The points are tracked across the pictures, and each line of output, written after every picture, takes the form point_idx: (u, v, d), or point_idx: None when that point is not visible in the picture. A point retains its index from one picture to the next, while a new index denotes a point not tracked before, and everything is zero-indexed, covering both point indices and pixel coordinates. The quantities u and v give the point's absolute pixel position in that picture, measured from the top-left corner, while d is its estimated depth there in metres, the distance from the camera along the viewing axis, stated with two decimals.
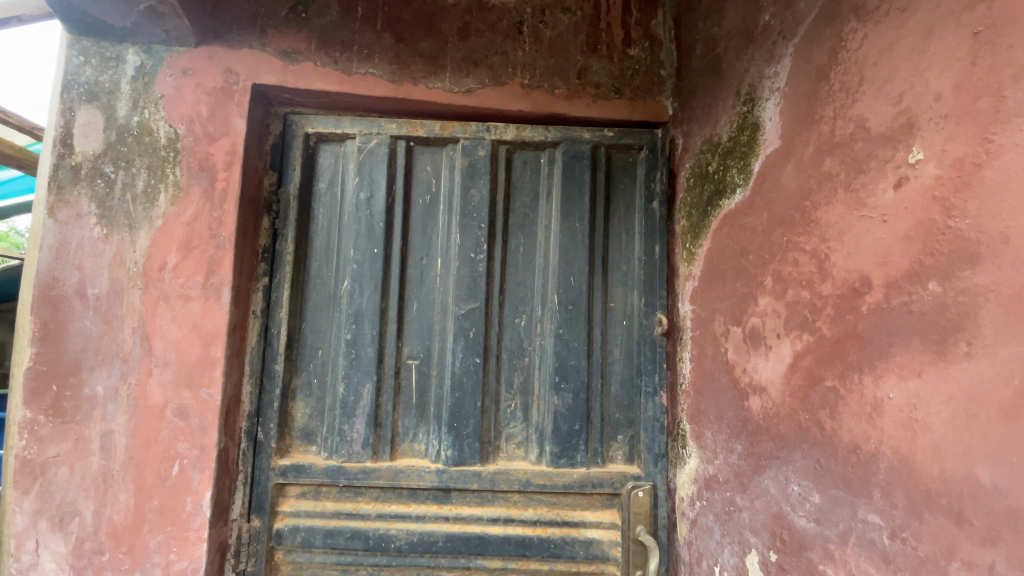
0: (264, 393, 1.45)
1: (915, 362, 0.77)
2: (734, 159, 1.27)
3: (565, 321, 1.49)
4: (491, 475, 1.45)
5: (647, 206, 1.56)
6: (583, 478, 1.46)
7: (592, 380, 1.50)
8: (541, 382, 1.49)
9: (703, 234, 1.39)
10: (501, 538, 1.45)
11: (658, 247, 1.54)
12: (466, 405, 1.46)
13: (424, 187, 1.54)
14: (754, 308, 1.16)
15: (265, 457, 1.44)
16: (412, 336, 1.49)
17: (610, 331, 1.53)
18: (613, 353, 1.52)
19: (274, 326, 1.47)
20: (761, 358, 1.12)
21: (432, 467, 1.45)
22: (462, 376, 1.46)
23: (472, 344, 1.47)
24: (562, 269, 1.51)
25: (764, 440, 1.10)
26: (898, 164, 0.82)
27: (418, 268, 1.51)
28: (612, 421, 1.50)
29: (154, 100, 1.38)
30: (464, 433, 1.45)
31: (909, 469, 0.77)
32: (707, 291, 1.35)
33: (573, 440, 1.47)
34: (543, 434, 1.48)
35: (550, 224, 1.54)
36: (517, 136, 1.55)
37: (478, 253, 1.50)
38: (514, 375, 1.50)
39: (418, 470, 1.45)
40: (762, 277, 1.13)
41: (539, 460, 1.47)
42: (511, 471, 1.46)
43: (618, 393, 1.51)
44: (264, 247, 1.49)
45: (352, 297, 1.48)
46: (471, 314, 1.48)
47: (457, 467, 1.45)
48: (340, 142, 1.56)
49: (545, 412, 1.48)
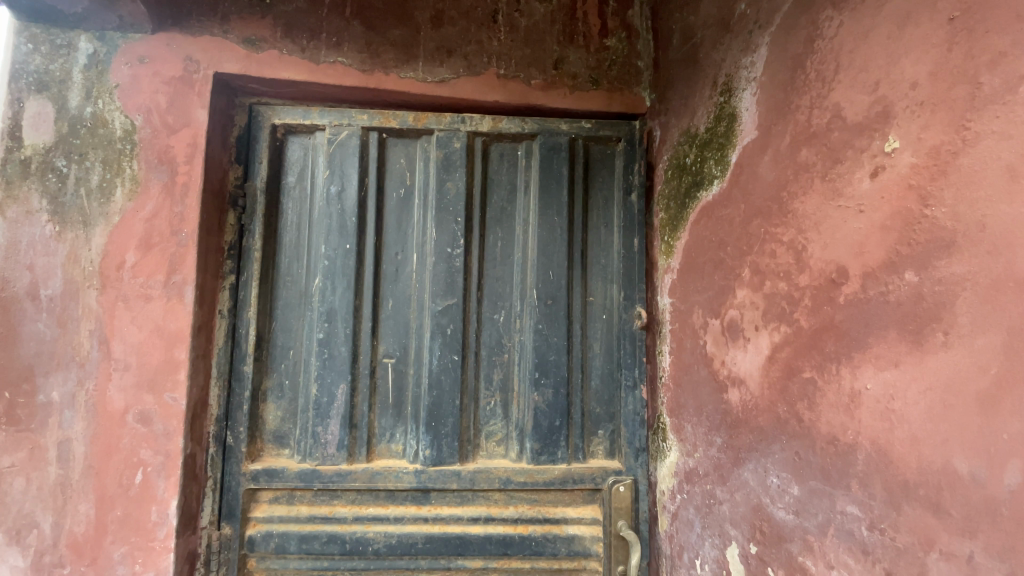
0: (232, 395, 1.40)
1: (892, 353, 0.77)
2: (711, 150, 1.26)
3: (545, 316, 1.47)
4: (471, 474, 1.43)
5: (626, 199, 1.54)
6: (564, 474, 1.44)
7: (573, 375, 1.48)
8: (521, 379, 1.47)
9: (682, 226, 1.38)
10: (482, 537, 1.42)
11: (637, 240, 1.52)
12: (444, 403, 1.43)
13: (398, 180, 1.49)
14: (732, 300, 1.15)
15: (234, 462, 1.38)
16: (388, 334, 1.45)
17: (590, 325, 1.51)
18: (594, 347, 1.50)
19: (243, 325, 1.41)
20: (739, 350, 1.11)
21: (410, 467, 1.41)
22: (440, 374, 1.43)
23: (451, 341, 1.44)
24: (541, 263, 1.48)
25: (743, 433, 1.09)
26: (875, 152, 0.82)
27: (394, 264, 1.47)
28: (593, 416, 1.49)
29: (108, 90, 1.31)
30: (443, 432, 1.42)
31: (887, 460, 0.77)
32: (685, 284, 1.34)
33: (554, 436, 1.45)
34: (523, 431, 1.45)
35: (529, 217, 1.51)
36: (493, 127, 1.51)
37: (455, 248, 1.47)
38: (494, 372, 1.47)
39: (396, 471, 1.41)
40: (738, 270, 1.13)
41: (519, 457, 1.45)
42: (491, 469, 1.43)
43: (598, 388, 1.49)
44: (231, 244, 1.43)
45: (324, 295, 1.43)
46: (448, 311, 1.45)
47: (436, 466, 1.42)
48: (309, 133, 1.50)
49: (525, 408, 1.45)
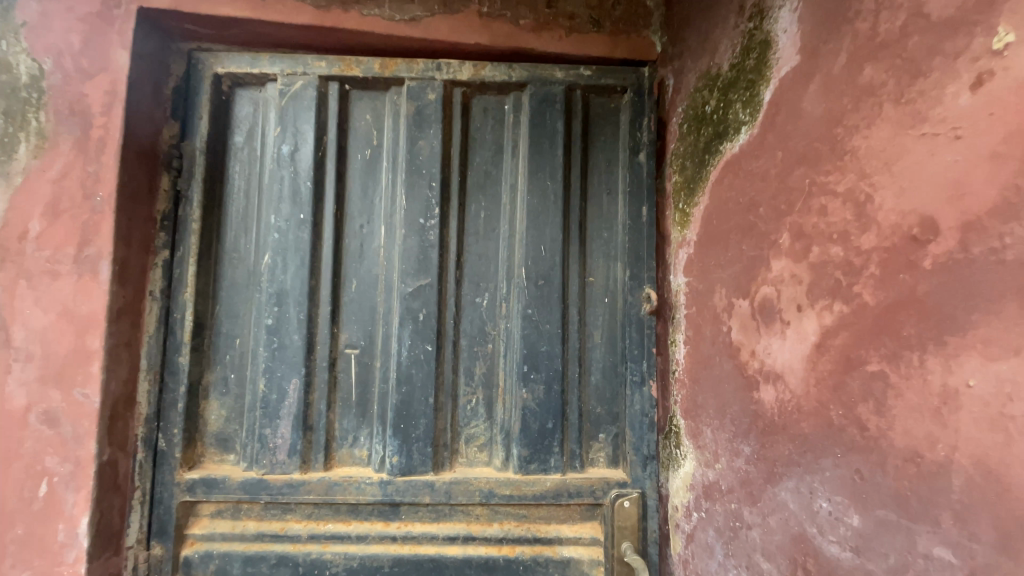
0: (166, 390, 1.20)
1: (1012, 335, 0.54)
2: (737, 91, 1.02)
3: (535, 299, 1.22)
4: (445, 486, 1.19)
5: (633, 159, 1.28)
6: (558, 486, 1.20)
7: (568, 369, 1.23)
8: (507, 374, 1.22)
9: (700, 188, 1.14)
10: (460, 560, 1.19)
11: (647, 209, 1.27)
12: (414, 404, 1.19)
13: (363, 139, 1.26)
14: (765, 275, 0.91)
15: (168, 471, 1.19)
16: (350, 320, 1.23)
17: (590, 310, 1.26)
18: (594, 336, 1.26)
19: (178, 309, 1.21)
20: (776, 337, 0.87)
21: (374, 478, 1.19)
22: (411, 368, 1.19)
23: (423, 329, 1.21)
24: (532, 236, 1.24)
25: (780, 442, 0.86)
26: (977, 54, 0.58)
27: (358, 238, 1.25)
28: (593, 417, 1.24)
29: (12, 28, 1.09)
30: (412, 436, 1.19)
31: (1000, 488, 0.54)
32: (704, 258, 1.10)
33: (545, 442, 1.20)
34: (510, 434, 1.21)
35: (517, 182, 1.26)
36: (475, 76, 1.27)
37: (429, 218, 1.23)
38: (475, 366, 1.23)
39: (358, 482, 1.19)
40: (774, 236, 0.89)
41: (505, 466, 1.21)
42: (470, 481, 1.19)
43: (599, 384, 1.25)
44: (164, 214, 1.22)
45: (273, 274, 1.21)
46: (420, 293, 1.21)
47: (405, 477, 1.18)
48: (260, 86, 1.28)
49: (511, 408, 1.21)
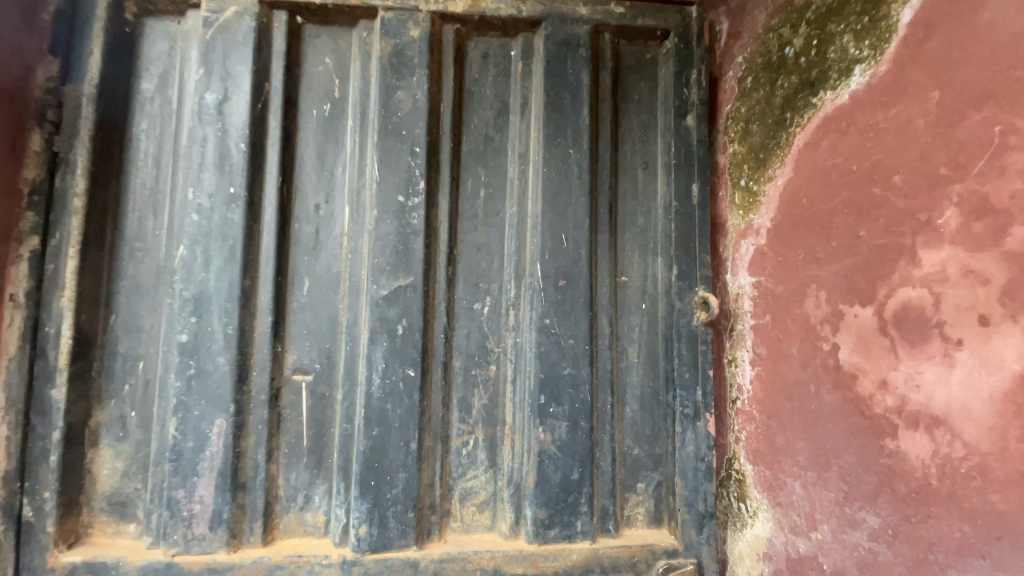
0: (32, 437, 0.85)
1: None
2: (846, 19, 0.74)
3: (555, 306, 0.91)
4: (433, 567, 0.85)
5: (680, 122, 0.98)
6: (588, 559, 0.89)
7: (597, 399, 0.93)
8: (517, 408, 0.91)
9: (775, 158, 0.85)
10: None
11: (696, 187, 0.97)
12: (389, 453, 0.85)
13: (320, 90, 0.93)
14: (903, 271, 0.64)
15: (35, 551, 0.84)
16: (302, 335, 0.90)
17: (624, 320, 0.96)
18: (629, 355, 0.95)
19: (51, 320, 0.86)
20: (933, 364, 0.60)
21: (333, 558, 0.84)
22: (384, 404, 0.86)
23: (402, 349, 0.87)
24: (550, 222, 0.92)
25: (942, 517, 0.59)
26: None
27: (312, 223, 0.92)
28: (629, 462, 0.94)
29: None
30: (386, 498, 0.85)
31: None
32: (787, 251, 0.82)
33: (569, 499, 0.89)
34: (522, 489, 0.90)
35: (528, 151, 0.95)
36: (472, 7, 0.94)
37: (410, 195, 0.90)
38: (473, 397, 0.91)
39: (310, 564, 0.84)
40: (917, 216, 0.62)
41: (515, 532, 0.89)
42: (467, 557, 0.87)
43: (636, 418, 0.95)
44: (34, 183, 0.87)
45: (191, 272, 0.87)
46: (397, 299, 0.88)
47: (376, 556, 0.84)
48: (178, 16, 0.94)
49: (523, 454, 0.90)
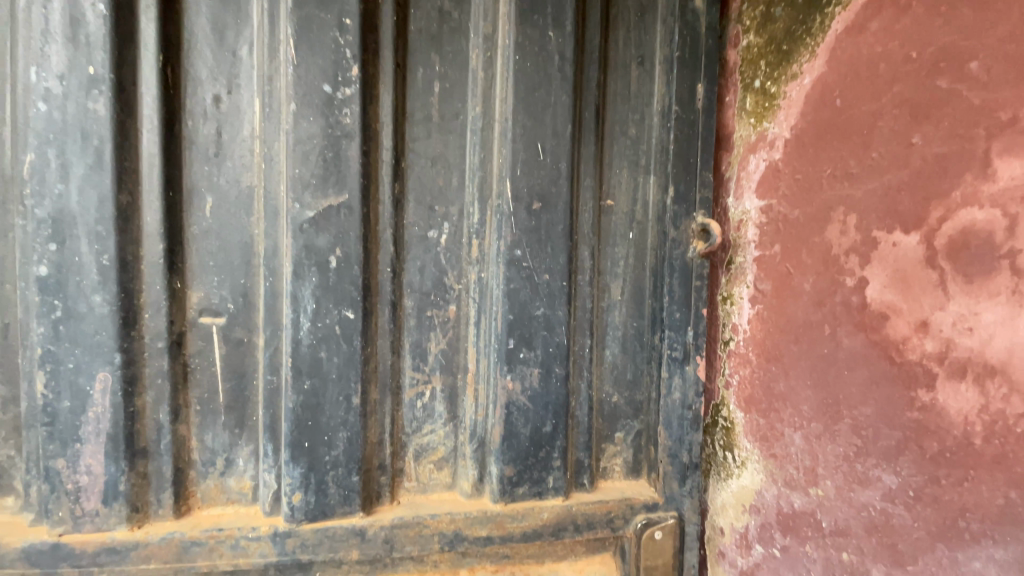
0: None
1: None
2: None
3: (527, 234, 0.75)
4: (383, 534, 0.74)
5: (684, 3, 0.78)
6: (560, 517, 0.78)
7: (574, 343, 0.79)
8: (481, 354, 0.77)
9: (800, 50, 0.68)
10: None
11: (700, 88, 0.79)
12: (325, 410, 0.71)
13: None
14: (970, 186, 0.51)
15: None
16: (207, 267, 0.71)
17: (608, 250, 0.80)
18: (612, 292, 0.81)
19: None
20: (996, 302, 0.49)
21: (262, 530, 0.71)
22: (316, 352, 0.70)
23: (334, 288, 0.70)
24: (522, 127, 0.73)
25: (981, 480, 0.50)
26: None
27: (212, 121, 0.70)
28: (607, 411, 0.82)
29: None
30: (324, 461, 0.71)
31: None
32: (808, 166, 0.67)
33: (539, 454, 0.78)
34: (486, 444, 0.77)
35: (496, 33, 0.74)
36: None
37: (341, 86, 0.69)
38: (428, 342, 0.76)
39: (234, 539, 0.71)
40: (997, 113, 0.50)
41: (478, 491, 0.78)
42: (423, 522, 0.75)
43: (617, 363, 0.82)
44: None
45: (46, 182, 0.66)
46: (326, 224, 0.69)
47: (314, 525, 0.72)
48: None
49: (488, 406, 0.77)
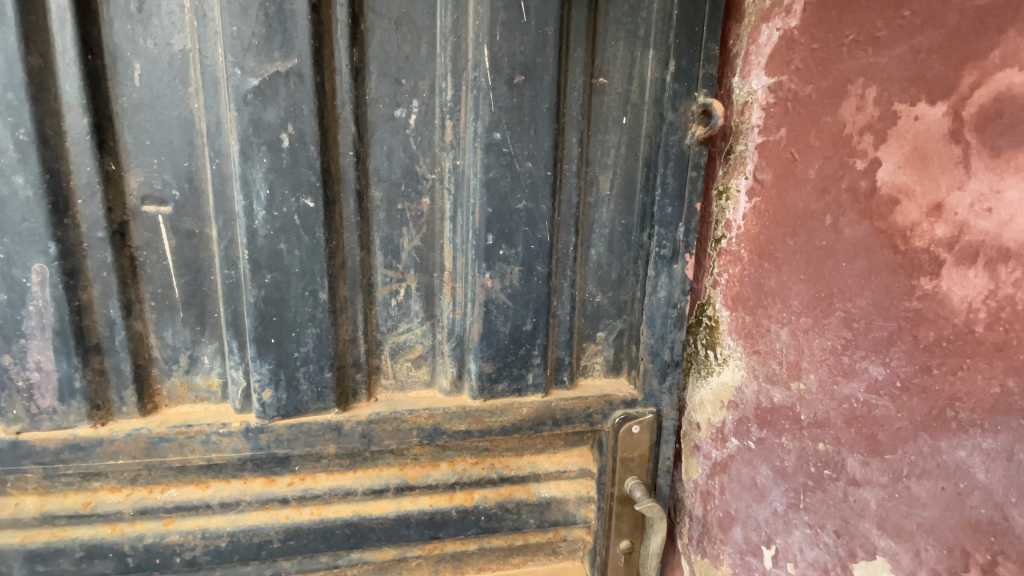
0: None
1: None
2: None
3: (507, 114, 0.66)
4: (360, 429, 0.72)
5: None
6: (540, 412, 0.78)
7: (557, 239, 0.74)
8: (458, 251, 0.71)
9: None
10: (393, 520, 0.77)
11: None
12: (291, 305, 0.66)
13: None
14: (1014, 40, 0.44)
15: None
16: (143, 147, 0.63)
17: (598, 137, 0.73)
18: (600, 185, 0.74)
19: None
20: (1022, 176, 0.43)
21: (233, 426, 0.69)
22: (275, 243, 0.64)
23: (288, 171, 0.63)
24: None
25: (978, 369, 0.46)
26: None
27: None
28: (589, 310, 0.79)
29: None
30: (293, 357, 0.68)
31: None
32: (827, 32, 0.59)
33: (519, 351, 0.75)
34: (464, 342, 0.74)
35: None
36: None
37: None
38: (400, 237, 0.70)
39: (204, 434, 0.69)
40: None
41: (457, 388, 0.75)
42: (401, 417, 0.73)
43: (602, 262, 0.77)
44: None
45: None
46: (275, 95, 0.60)
47: (288, 421, 0.70)
48: None
49: (466, 304, 0.73)
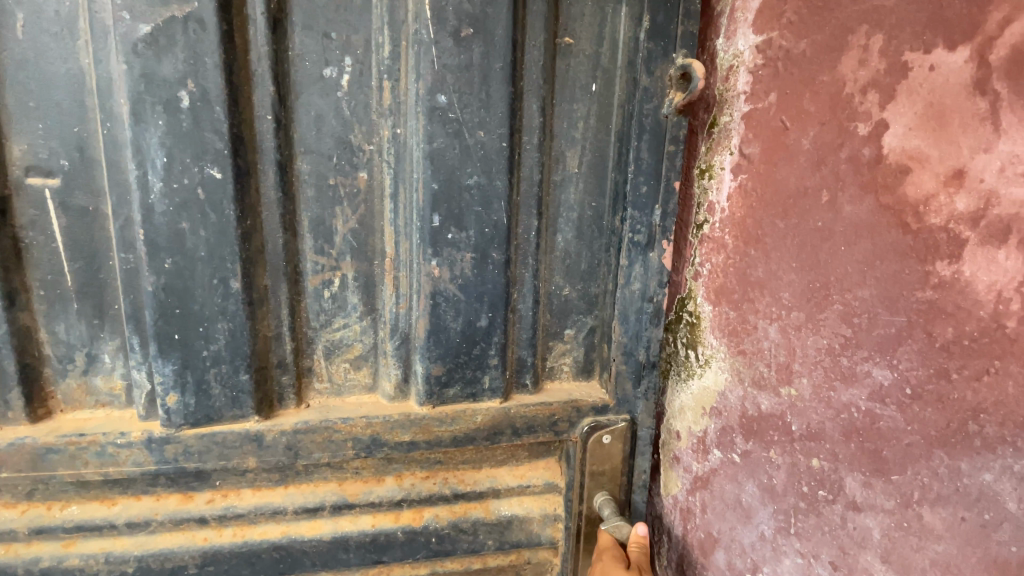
0: None
1: None
2: None
3: (455, 73, 0.57)
4: (285, 440, 0.63)
5: None
6: (497, 420, 0.68)
7: (518, 224, 0.64)
8: (400, 235, 0.62)
9: None
10: (330, 542, 0.68)
11: None
12: (197, 295, 0.57)
13: None
14: None
15: None
16: (23, 107, 0.53)
17: (564, 107, 0.63)
18: (567, 162, 0.65)
19: None
20: None
21: (133, 436, 0.60)
22: (177, 223, 0.55)
23: (189, 135, 0.53)
24: None
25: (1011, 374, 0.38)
26: None
27: None
28: (556, 306, 0.70)
29: None
30: (201, 357, 0.59)
31: None
32: None
33: (473, 352, 0.65)
34: (410, 341, 0.65)
35: None
36: None
37: None
38: (333, 218, 0.60)
39: (99, 445, 0.60)
40: None
41: (402, 393, 0.66)
42: (333, 426, 0.64)
43: (570, 250, 0.68)
44: None
45: None
46: (170, 45, 0.51)
47: (197, 430, 0.61)
48: None
49: (412, 297, 0.63)
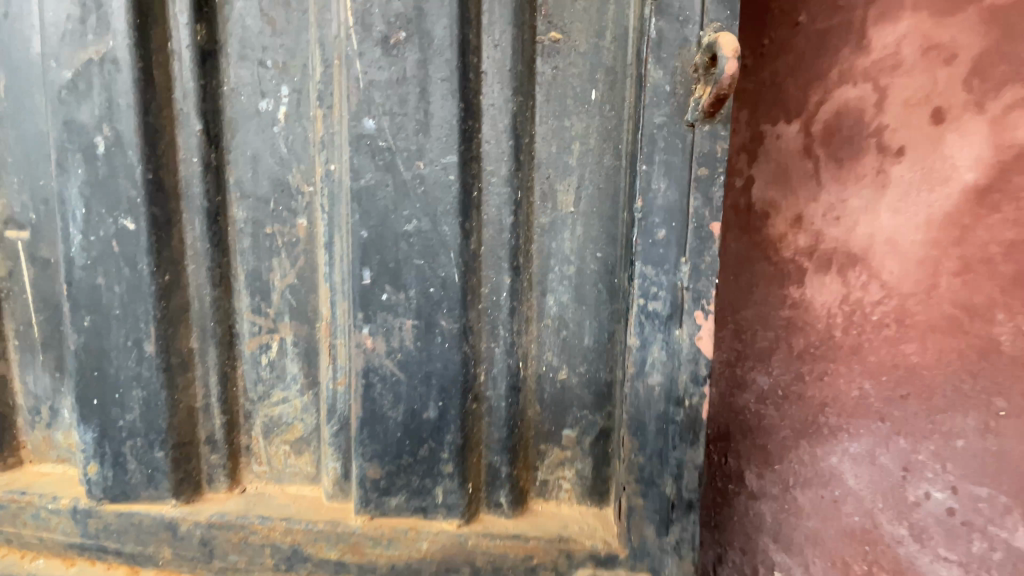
0: None
1: None
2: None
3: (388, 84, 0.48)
4: (199, 533, 0.56)
5: None
6: (454, 554, 0.52)
7: (482, 283, 0.51)
8: (336, 292, 0.54)
9: None
10: None
11: None
12: (113, 358, 0.55)
13: None
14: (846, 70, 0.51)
15: None
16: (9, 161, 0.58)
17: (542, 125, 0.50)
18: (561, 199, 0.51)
19: None
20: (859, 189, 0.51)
21: (64, 503, 0.59)
22: (94, 278, 0.54)
23: (105, 184, 0.53)
24: None
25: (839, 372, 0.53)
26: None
27: None
28: (550, 394, 0.53)
29: None
30: (117, 426, 0.56)
31: None
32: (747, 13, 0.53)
33: (418, 451, 0.52)
34: (346, 425, 0.54)
35: None
36: None
37: None
38: (269, 272, 0.55)
39: (34, 507, 0.59)
40: None
41: (342, 492, 0.56)
42: (249, 525, 0.55)
43: (567, 315, 0.52)
44: None
45: None
46: (89, 90, 0.52)
47: (115, 506, 0.57)
48: None
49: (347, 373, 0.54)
